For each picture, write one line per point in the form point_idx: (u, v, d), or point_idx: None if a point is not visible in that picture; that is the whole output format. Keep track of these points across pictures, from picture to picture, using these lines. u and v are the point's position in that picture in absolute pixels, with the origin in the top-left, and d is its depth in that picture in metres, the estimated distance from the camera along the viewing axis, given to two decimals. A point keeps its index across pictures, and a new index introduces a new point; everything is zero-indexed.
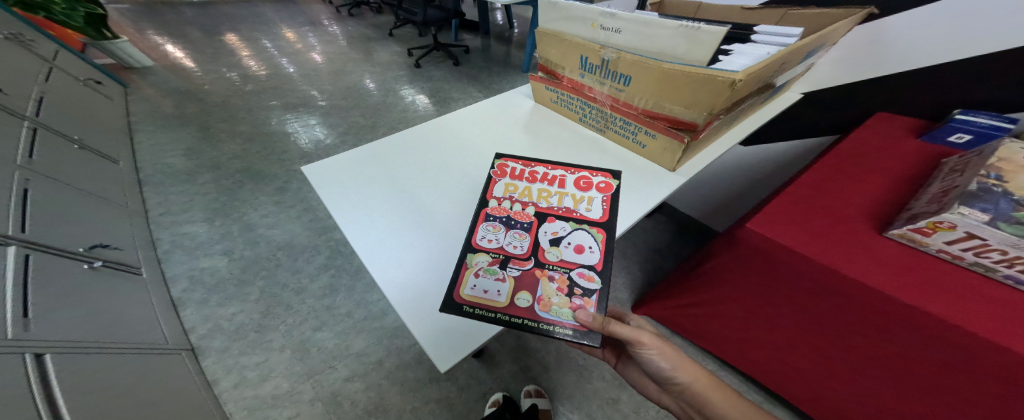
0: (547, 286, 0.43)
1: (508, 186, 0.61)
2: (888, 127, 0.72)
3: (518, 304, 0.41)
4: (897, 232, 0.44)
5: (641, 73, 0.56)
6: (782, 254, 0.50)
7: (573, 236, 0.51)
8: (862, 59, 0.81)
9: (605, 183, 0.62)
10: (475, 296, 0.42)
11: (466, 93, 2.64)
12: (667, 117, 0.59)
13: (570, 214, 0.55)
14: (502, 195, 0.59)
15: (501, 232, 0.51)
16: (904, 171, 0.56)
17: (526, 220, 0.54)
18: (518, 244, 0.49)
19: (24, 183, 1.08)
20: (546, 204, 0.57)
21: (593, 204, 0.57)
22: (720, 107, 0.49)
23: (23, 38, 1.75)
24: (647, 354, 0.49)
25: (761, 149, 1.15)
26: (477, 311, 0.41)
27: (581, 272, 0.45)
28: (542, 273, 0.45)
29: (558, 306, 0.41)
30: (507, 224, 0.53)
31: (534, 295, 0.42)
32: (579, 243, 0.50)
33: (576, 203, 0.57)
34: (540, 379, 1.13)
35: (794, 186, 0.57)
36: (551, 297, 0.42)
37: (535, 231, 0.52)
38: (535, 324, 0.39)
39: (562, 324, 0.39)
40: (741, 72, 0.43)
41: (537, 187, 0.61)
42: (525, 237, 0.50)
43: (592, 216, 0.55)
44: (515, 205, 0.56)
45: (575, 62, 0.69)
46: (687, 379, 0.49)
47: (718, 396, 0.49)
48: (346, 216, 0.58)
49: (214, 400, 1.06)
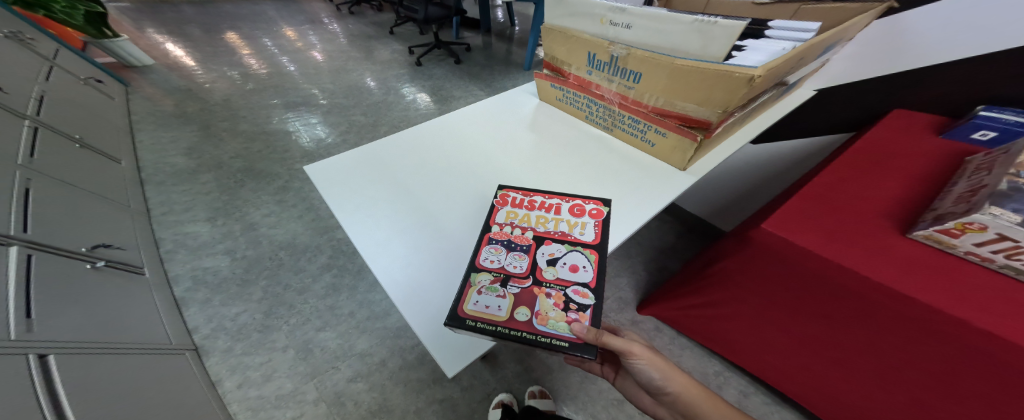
0: (545, 300, 0.40)
1: (506, 210, 0.55)
2: (904, 125, 0.70)
3: (517, 317, 0.38)
4: (921, 234, 0.43)
5: (653, 69, 0.55)
6: (800, 257, 0.49)
7: (569, 255, 0.46)
8: (878, 54, 0.80)
9: (598, 209, 0.55)
10: (478, 310, 0.38)
11: (467, 91, 2.62)
12: (678, 114, 0.58)
13: (567, 237, 0.49)
14: (500, 220, 0.53)
15: (501, 253, 0.47)
16: (923, 170, 0.55)
17: (523, 243, 0.48)
18: (515, 263, 0.45)
19: (25, 183, 1.07)
20: (544, 228, 0.51)
21: (587, 225, 0.52)
22: (735, 104, 0.47)
23: (23, 37, 1.74)
24: (637, 364, 0.47)
25: (770, 147, 1.13)
26: (477, 324, 0.37)
27: (575, 288, 0.41)
28: (540, 289, 0.41)
29: (554, 319, 0.38)
30: (504, 245, 0.48)
31: (533, 309, 0.39)
32: (574, 260, 0.46)
33: (572, 226, 0.52)
34: (544, 380, 1.12)
35: (809, 185, 0.56)
36: (549, 311, 0.38)
37: (533, 249, 0.47)
38: (533, 337, 0.36)
39: (559, 337, 0.36)
40: (760, 68, 0.42)
41: (532, 212, 0.55)
42: (523, 256, 0.46)
43: (585, 239, 0.49)
44: (511, 229, 0.51)
45: (582, 58, 0.67)
46: (677, 389, 0.47)
47: (710, 407, 0.47)
48: (349, 216, 0.57)
49: (219, 400, 1.06)
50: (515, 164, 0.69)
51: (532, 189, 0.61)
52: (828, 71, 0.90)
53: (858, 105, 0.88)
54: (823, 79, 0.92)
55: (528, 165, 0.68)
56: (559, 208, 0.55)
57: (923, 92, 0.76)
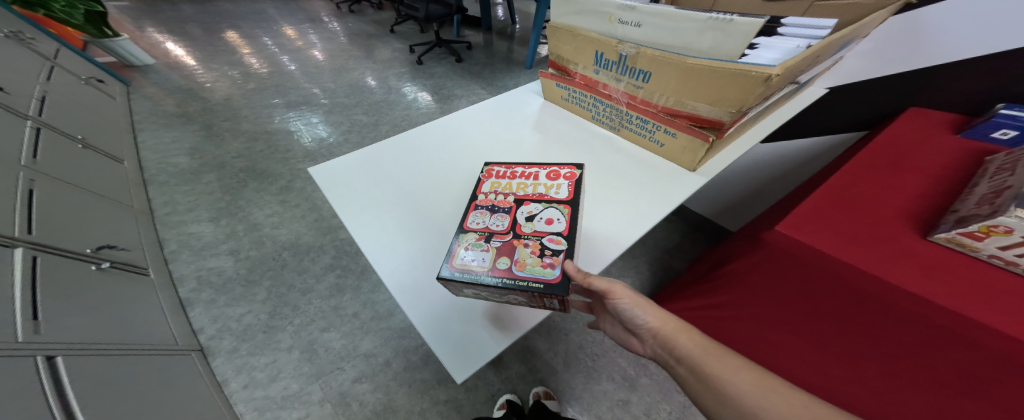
0: (523, 249, 0.43)
1: (488, 179, 0.58)
2: (921, 124, 0.69)
3: (499, 266, 0.41)
4: (943, 236, 0.43)
5: (663, 68, 0.54)
6: (815, 260, 0.49)
7: (546, 210, 0.49)
8: (894, 51, 0.78)
9: (575, 171, 0.56)
10: (464, 263, 0.42)
11: (469, 90, 2.61)
12: (690, 114, 0.57)
13: (545, 197, 0.52)
14: (482, 188, 0.56)
15: (484, 215, 0.50)
16: (942, 170, 0.54)
17: (502, 206, 0.51)
18: (496, 222, 0.48)
19: (29, 184, 1.07)
20: (523, 191, 0.54)
21: (564, 185, 0.54)
22: (749, 104, 0.46)
23: (23, 37, 1.74)
24: (620, 304, 0.45)
25: (780, 145, 1.12)
26: (464, 276, 0.41)
27: (552, 237, 0.45)
28: (519, 240, 0.45)
29: (531, 264, 0.41)
30: (486, 208, 0.51)
31: (511, 258, 0.42)
32: (551, 213, 0.49)
33: (551, 185, 0.54)
34: (549, 380, 1.11)
35: (825, 185, 0.55)
36: (527, 258, 0.42)
37: (512, 209, 0.50)
38: (513, 283, 0.39)
39: (535, 279, 0.39)
40: (777, 66, 0.41)
41: (514, 179, 0.57)
42: (505, 215, 0.49)
43: (560, 196, 0.52)
44: (494, 194, 0.54)
45: (588, 57, 0.66)
46: (652, 322, 0.44)
47: (687, 340, 0.42)
48: (355, 218, 0.56)
49: (225, 400, 1.06)
50: (522, 165, 0.68)
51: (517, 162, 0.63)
52: (840, 68, 0.89)
53: (870, 104, 0.87)
54: (835, 77, 0.91)
55: None
56: (538, 171, 0.57)
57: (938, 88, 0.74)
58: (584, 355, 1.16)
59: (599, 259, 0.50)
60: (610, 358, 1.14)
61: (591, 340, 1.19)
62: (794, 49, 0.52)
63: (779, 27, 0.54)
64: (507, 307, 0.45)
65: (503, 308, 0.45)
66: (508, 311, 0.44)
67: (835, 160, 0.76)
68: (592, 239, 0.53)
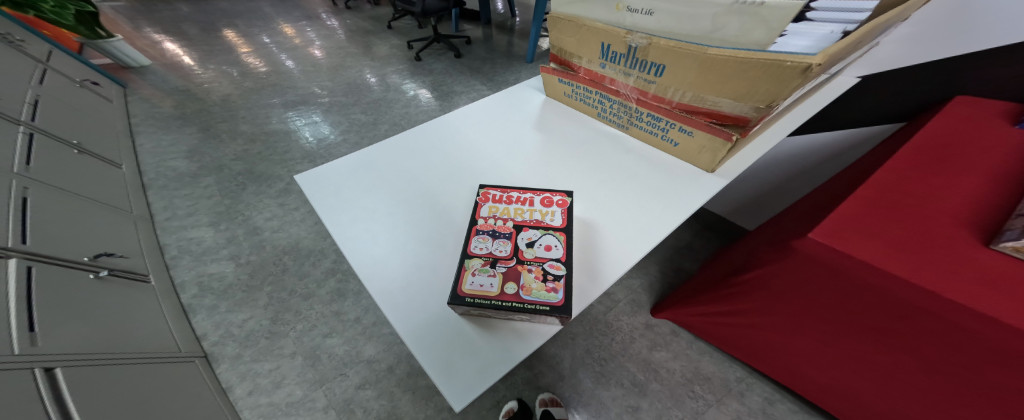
0: (526, 274, 0.40)
1: (486, 202, 0.53)
2: (976, 116, 0.62)
3: (506, 291, 0.38)
4: (1009, 245, 0.38)
5: (680, 60, 0.48)
6: (854, 270, 0.44)
7: (545, 236, 0.45)
8: (935, 36, 0.72)
9: (566, 197, 0.52)
10: (474, 289, 0.38)
11: (469, 86, 2.55)
12: (709, 111, 0.51)
13: (541, 223, 0.48)
14: (480, 211, 0.51)
15: (486, 240, 0.45)
16: (994, 169, 0.50)
17: (503, 230, 0.47)
18: (498, 247, 0.44)
19: (22, 192, 1.05)
20: (521, 215, 0.49)
21: (557, 211, 0.50)
22: (781, 99, 0.41)
23: (12, 39, 1.70)
24: None
25: (803, 138, 1.07)
26: (475, 301, 0.37)
27: (551, 262, 0.42)
28: (522, 265, 0.41)
29: (537, 289, 0.38)
30: (487, 233, 0.46)
31: (518, 282, 0.39)
32: (550, 240, 0.45)
33: (546, 212, 0.50)
34: (555, 387, 1.07)
35: (865, 186, 0.50)
36: (531, 282, 0.39)
37: (513, 234, 0.46)
38: (520, 307, 0.36)
39: (542, 303, 0.36)
40: (817, 55, 0.35)
41: (511, 203, 0.52)
42: (506, 240, 0.45)
43: (556, 223, 0.48)
44: (492, 219, 0.49)
45: (594, 50, 0.61)
46: None
47: None
48: (344, 231, 0.52)
49: (230, 407, 1.04)
50: (523, 168, 0.63)
51: (510, 185, 0.58)
52: (872, 55, 0.83)
53: (905, 91, 0.81)
54: (867, 65, 0.85)
55: (538, 169, 0.63)
56: (532, 196, 0.53)
57: (993, 67, 0.68)
58: (592, 359, 1.12)
59: (611, 272, 0.45)
60: (619, 362, 1.11)
61: (599, 344, 1.15)
62: (827, 35, 0.47)
63: (810, 11, 0.48)
64: (505, 322, 0.40)
65: (505, 327, 0.40)
66: (510, 330, 0.39)
67: (865, 158, 0.71)
68: (603, 253, 0.47)
